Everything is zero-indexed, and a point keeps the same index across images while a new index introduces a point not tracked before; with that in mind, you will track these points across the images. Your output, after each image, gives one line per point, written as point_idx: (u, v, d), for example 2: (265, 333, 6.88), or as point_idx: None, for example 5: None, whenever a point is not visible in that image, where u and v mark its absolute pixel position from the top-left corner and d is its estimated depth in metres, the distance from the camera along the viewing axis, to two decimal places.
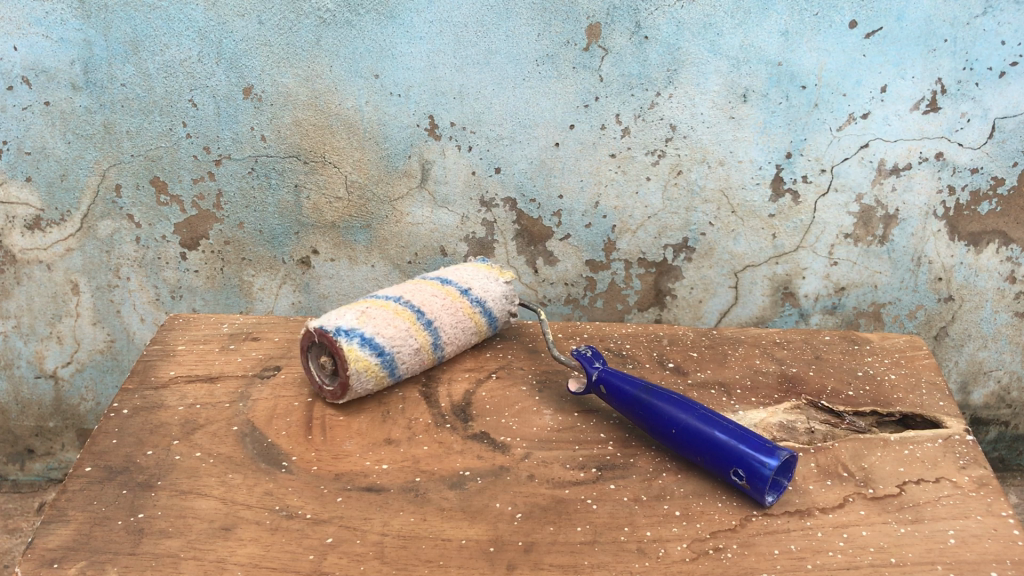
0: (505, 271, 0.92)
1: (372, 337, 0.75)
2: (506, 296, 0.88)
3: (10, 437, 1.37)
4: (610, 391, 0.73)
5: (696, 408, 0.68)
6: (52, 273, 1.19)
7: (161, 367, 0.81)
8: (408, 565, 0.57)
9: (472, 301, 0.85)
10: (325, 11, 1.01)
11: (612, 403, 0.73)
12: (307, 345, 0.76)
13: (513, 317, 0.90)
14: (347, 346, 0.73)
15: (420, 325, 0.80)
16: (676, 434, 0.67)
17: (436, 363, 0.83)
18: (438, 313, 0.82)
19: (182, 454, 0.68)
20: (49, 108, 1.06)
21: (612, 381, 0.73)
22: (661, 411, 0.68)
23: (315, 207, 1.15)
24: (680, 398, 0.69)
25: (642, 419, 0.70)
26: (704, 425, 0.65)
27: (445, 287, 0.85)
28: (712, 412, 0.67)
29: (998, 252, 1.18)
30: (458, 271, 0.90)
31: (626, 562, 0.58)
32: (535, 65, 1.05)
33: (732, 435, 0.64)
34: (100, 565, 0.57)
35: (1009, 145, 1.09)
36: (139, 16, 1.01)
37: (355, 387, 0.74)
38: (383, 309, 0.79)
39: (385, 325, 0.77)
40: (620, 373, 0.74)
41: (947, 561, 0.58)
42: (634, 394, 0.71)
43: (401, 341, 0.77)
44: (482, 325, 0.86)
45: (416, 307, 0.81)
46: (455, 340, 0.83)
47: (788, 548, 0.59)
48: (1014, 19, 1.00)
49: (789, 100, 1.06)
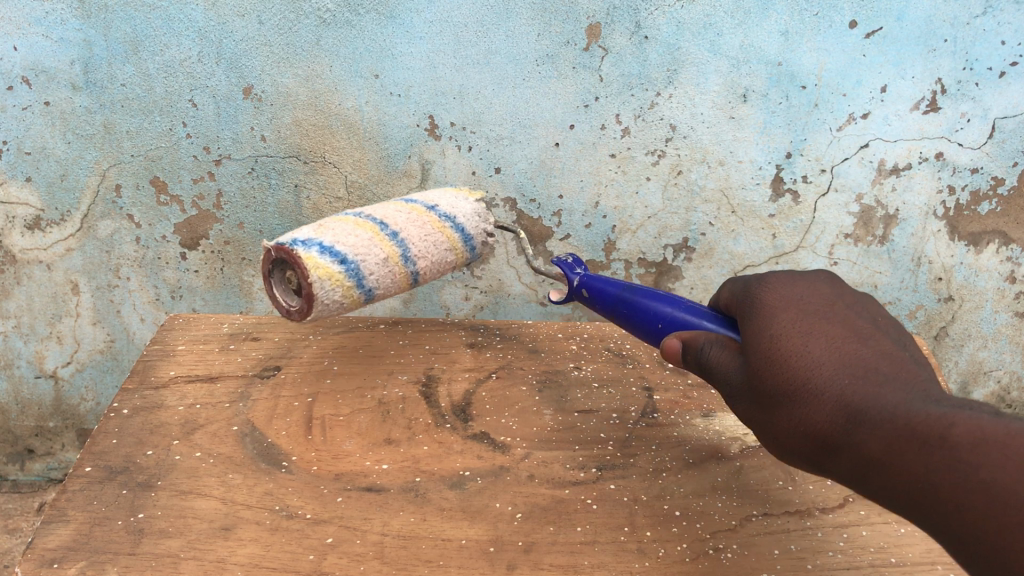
0: (474, 195, 0.91)
1: (332, 245, 0.71)
2: (476, 214, 0.87)
3: (10, 437, 1.36)
4: (594, 294, 0.74)
5: (680, 301, 0.68)
6: (52, 273, 1.19)
7: (160, 367, 0.81)
8: (408, 565, 0.58)
9: (440, 217, 0.83)
10: (325, 11, 1.01)
11: (595, 306, 0.75)
12: (268, 267, 0.71)
13: (487, 237, 0.89)
14: (305, 254, 0.68)
15: (386, 237, 0.76)
16: (662, 326, 0.67)
17: (409, 279, 0.79)
18: (403, 226, 0.79)
19: (182, 454, 0.68)
20: (49, 108, 1.06)
21: (594, 285, 0.75)
22: (646, 307, 0.69)
23: (314, 207, 1.15)
24: (664, 292, 0.70)
25: (628, 317, 0.71)
26: (690, 316, 0.65)
27: (410, 206, 0.83)
28: (697, 302, 0.67)
29: (998, 252, 1.18)
30: (425, 195, 0.88)
31: (626, 562, 0.58)
32: (535, 65, 1.05)
33: (722, 323, 0.63)
34: (100, 565, 0.57)
35: (1010, 145, 1.09)
36: (139, 16, 1.00)
37: (321, 298, 0.69)
38: (343, 223, 0.76)
39: (345, 235, 0.73)
40: (602, 276, 0.75)
41: (947, 561, 0.60)
42: (618, 293, 0.72)
43: (365, 250, 0.73)
44: (454, 241, 0.83)
45: (379, 221, 0.78)
46: (427, 255, 0.80)
47: (788, 548, 0.61)
48: (1014, 19, 1.00)
49: (789, 100, 1.06)
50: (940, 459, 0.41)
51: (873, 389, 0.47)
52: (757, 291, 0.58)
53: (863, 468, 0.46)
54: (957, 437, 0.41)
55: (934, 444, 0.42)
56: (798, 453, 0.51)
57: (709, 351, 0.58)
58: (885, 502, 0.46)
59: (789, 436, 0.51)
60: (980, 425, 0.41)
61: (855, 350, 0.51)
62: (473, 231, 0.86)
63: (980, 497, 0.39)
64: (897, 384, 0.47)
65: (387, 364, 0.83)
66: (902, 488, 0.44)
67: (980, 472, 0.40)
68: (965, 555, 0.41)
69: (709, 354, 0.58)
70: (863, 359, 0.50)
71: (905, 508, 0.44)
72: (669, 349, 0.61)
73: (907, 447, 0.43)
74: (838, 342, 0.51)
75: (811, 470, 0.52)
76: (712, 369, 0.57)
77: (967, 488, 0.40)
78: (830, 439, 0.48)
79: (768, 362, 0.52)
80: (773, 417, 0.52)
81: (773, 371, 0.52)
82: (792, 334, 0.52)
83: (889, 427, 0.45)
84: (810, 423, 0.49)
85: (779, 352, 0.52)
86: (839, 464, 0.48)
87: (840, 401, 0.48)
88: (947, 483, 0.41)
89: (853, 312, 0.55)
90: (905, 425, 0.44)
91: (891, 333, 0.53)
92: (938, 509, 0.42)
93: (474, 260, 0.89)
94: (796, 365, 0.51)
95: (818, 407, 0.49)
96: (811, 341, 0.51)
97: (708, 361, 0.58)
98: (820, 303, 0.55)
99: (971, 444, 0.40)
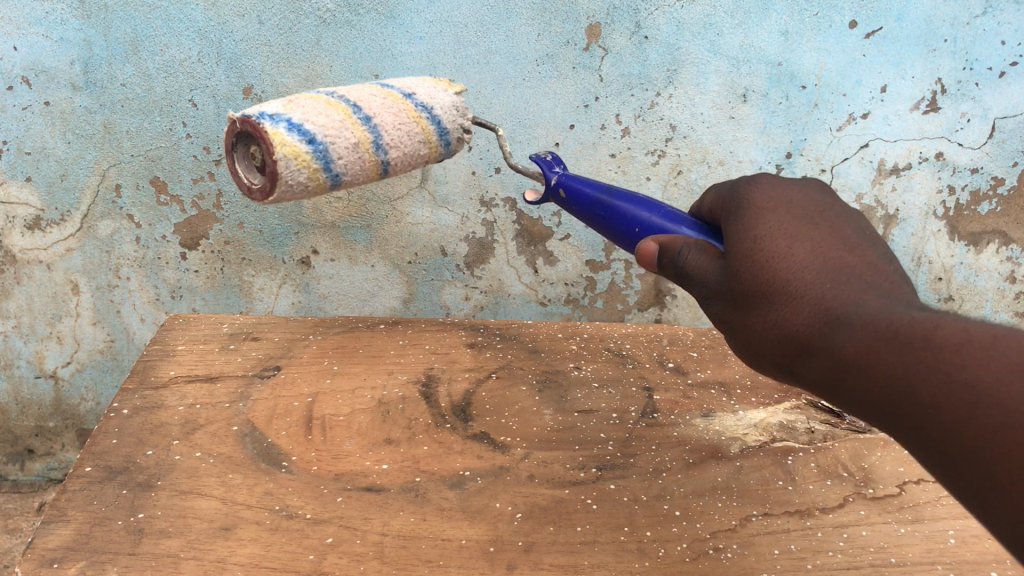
0: (455, 85, 0.78)
1: (301, 123, 0.60)
2: (456, 108, 0.75)
3: (9, 437, 1.36)
4: (570, 195, 0.71)
5: (659, 207, 0.66)
6: (52, 273, 1.19)
7: (160, 367, 0.81)
8: (407, 565, 0.58)
9: (417, 106, 0.71)
10: (325, 11, 1.01)
11: (571, 207, 0.72)
12: (231, 140, 0.61)
13: (467, 136, 0.77)
14: (270, 129, 0.58)
15: (358, 120, 0.65)
16: (640, 232, 0.66)
17: (380, 170, 0.68)
18: (378, 110, 0.67)
19: (182, 454, 0.68)
20: (49, 107, 1.06)
21: (571, 185, 0.71)
22: (624, 212, 0.67)
23: (314, 207, 1.15)
24: (643, 197, 0.68)
25: (604, 221, 0.69)
26: (670, 222, 0.64)
27: (385, 88, 0.71)
28: (676, 209, 0.66)
29: (998, 252, 1.18)
30: (402, 80, 0.75)
31: (626, 562, 0.59)
32: (535, 65, 1.04)
33: (700, 230, 0.62)
34: (100, 565, 0.57)
35: (1010, 145, 1.09)
36: (139, 16, 1.00)
37: (285, 179, 0.59)
38: (312, 99, 0.64)
39: (315, 112, 0.62)
40: (579, 177, 0.72)
41: (946, 561, 0.60)
42: (596, 197, 0.69)
43: (335, 131, 0.62)
44: (431, 134, 0.71)
45: (352, 101, 0.66)
46: (402, 145, 0.68)
47: (788, 548, 0.61)
48: (1014, 19, 1.00)
49: (789, 100, 1.06)
50: (921, 360, 0.39)
51: (855, 296, 0.45)
52: (747, 194, 0.55)
53: (837, 371, 0.44)
54: (939, 338, 0.38)
55: (916, 345, 0.39)
56: (772, 358, 0.49)
57: (687, 254, 0.57)
58: (856, 409, 0.44)
59: (764, 340, 0.49)
60: (966, 327, 0.38)
61: (842, 257, 0.48)
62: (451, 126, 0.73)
63: (958, 398, 0.37)
64: (881, 292, 0.45)
65: (387, 364, 0.83)
66: (874, 392, 0.42)
67: (961, 373, 0.37)
68: (935, 461, 0.38)
69: (688, 259, 0.56)
70: (847, 265, 0.47)
71: (875, 413, 0.42)
72: (644, 253, 0.61)
73: (885, 348, 0.41)
74: (825, 247, 0.49)
75: (786, 379, 0.51)
76: (690, 274, 0.56)
77: (945, 389, 0.37)
78: (806, 343, 0.46)
79: (750, 265, 0.50)
80: (749, 319, 0.50)
81: (752, 273, 0.50)
82: (778, 238, 0.50)
83: (869, 329, 0.42)
84: (787, 325, 0.47)
85: (763, 255, 0.50)
86: (811, 368, 0.46)
87: (820, 304, 0.46)
88: (924, 383, 0.38)
89: (845, 221, 0.52)
90: (886, 328, 0.41)
91: (881, 245, 0.50)
92: (910, 415, 0.39)
93: (449, 157, 0.77)
94: (778, 268, 0.48)
95: (796, 309, 0.47)
96: (796, 244, 0.49)
97: (684, 266, 0.56)
98: (810, 209, 0.52)
99: (954, 345, 0.38)
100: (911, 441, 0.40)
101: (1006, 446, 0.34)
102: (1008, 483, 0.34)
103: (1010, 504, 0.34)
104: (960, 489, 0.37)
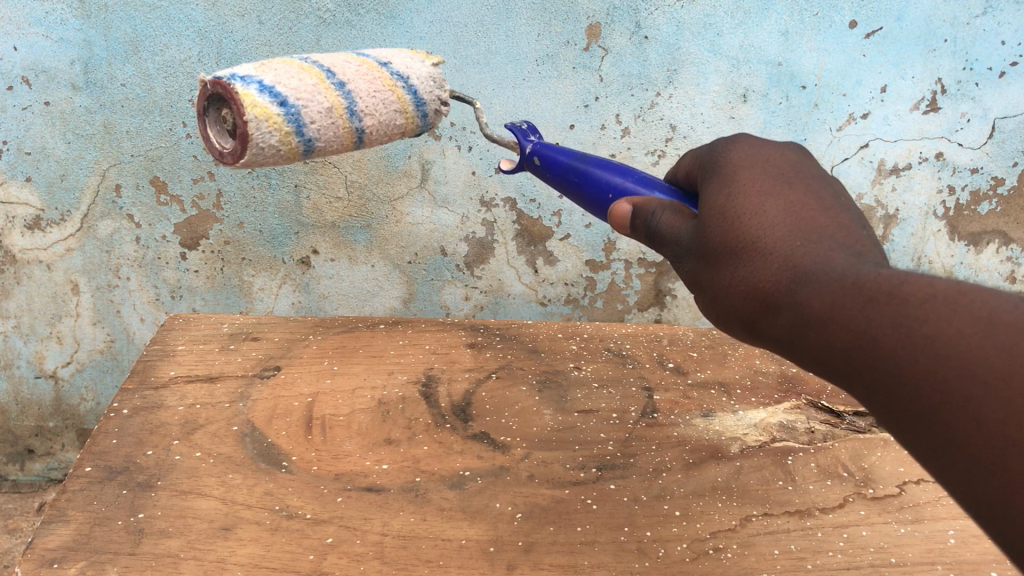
0: (432, 57, 0.77)
1: (273, 85, 0.59)
2: (433, 79, 0.74)
3: (10, 437, 1.36)
4: (545, 162, 0.70)
5: (633, 173, 0.64)
6: (52, 273, 1.19)
7: (160, 367, 0.81)
8: (408, 565, 0.58)
9: (392, 75, 0.70)
10: (325, 11, 1.01)
11: (546, 175, 0.71)
12: (202, 104, 0.60)
13: (444, 107, 0.76)
14: (241, 91, 0.57)
15: (332, 85, 0.64)
16: (614, 198, 0.64)
17: (355, 139, 0.67)
18: (352, 77, 0.66)
19: (182, 454, 0.68)
20: (49, 107, 1.06)
21: (546, 153, 0.70)
22: (597, 178, 0.65)
23: (314, 207, 1.15)
24: (617, 163, 0.66)
25: (577, 188, 0.67)
26: (642, 187, 0.62)
27: (361, 57, 0.70)
28: (650, 174, 0.64)
29: (999, 252, 1.18)
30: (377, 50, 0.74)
31: (626, 562, 0.59)
32: (535, 65, 1.04)
33: (672, 194, 0.60)
34: (100, 565, 0.57)
35: (1010, 144, 1.09)
36: (139, 16, 1.00)
37: (257, 142, 0.58)
38: (286, 63, 0.63)
39: (287, 76, 0.61)
40: (554, 145, 0.71)
41: (947, 561, 0.60)
42: (568, 163, 0.68)
43: (307, 95, 0.61)
44: (407, 103, 0.70)
45: (326, 67, 0.65)
46: (377, 113, 0.67)
47: (788, 548, 0.61)
48: (1014, 20, 1.00)
49: (789, 100, 1.07)
50: (887, 315, 0.37)
51: (823, 251, 0.43)
52: (724, 152, 0.53)
53: (800, 327, 0.42)
54: (906, 292, 0.37)
55: (882, 300, 0.38)
56: (735, 316, 0.48)
57: (661, 217, 0.56)
58: (814, 366, 0.43)
59: (728, 297, 0.47)
60: (933, 284, 0.37)
61: (814, 216, 0.46)
62: (428, 97, 0.72)
63: (919, 352, 0.35)
64: (849, 250, 0.43)
65: (387, 364, 0.83)
66: (837, 347, 0.40)
67: (925, 327, 0.36)
68: (894, 419, 0.37)
69: (663, 220, 0.55)
70: (818, 222, 0.45)
71: (835, 368, 0.41)
72: (620, 215, 0.61)
73: (850, 303, 0.39)
74: (797, 206, 0.47)
75: (748, 340, 0.49)
76: (665, 236, 0.55)
77: (908, 342, 0.36)
78: (771, 299, 0.44)
79: (719, 221, 0.48)
80: (715, 276, 0.48)
81: (722, 228, 0.48)
82: (750, 194, 0.48)
83: (835, 285, 0.41)
84: (752, 281, 0.45)
85: (732, 211, 0.48)
86: (774, 326, 0.45)
87: (788, 261, 0.44)
88: (887, 338, 0.37)
89: (821, 182, 0.49)
90: (852, 284, 0.40)
91: (854, 209, 0.48)
92: (874, 371, 0.38)
93: (426, 131, 0.76)
94: (748, 223, 0.47)
95: (763, 266, 0.45)
96: (769, 202, 0.47)
97: (659, 228, 0.56)
98: (786, 166, 0.50)
99: (920, 300, 0.36)
100: (869, 398, 0.39)
101: (965, 401, 0.33)
102: (965, 438, 0.33)
103: (966, 459, 0.34)
104: (916, 446, 0.36)
